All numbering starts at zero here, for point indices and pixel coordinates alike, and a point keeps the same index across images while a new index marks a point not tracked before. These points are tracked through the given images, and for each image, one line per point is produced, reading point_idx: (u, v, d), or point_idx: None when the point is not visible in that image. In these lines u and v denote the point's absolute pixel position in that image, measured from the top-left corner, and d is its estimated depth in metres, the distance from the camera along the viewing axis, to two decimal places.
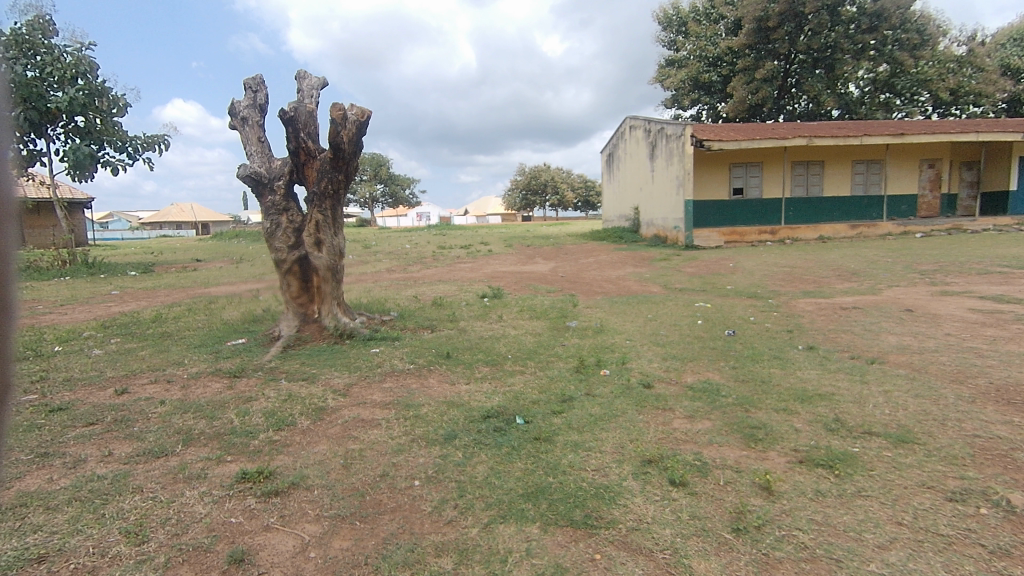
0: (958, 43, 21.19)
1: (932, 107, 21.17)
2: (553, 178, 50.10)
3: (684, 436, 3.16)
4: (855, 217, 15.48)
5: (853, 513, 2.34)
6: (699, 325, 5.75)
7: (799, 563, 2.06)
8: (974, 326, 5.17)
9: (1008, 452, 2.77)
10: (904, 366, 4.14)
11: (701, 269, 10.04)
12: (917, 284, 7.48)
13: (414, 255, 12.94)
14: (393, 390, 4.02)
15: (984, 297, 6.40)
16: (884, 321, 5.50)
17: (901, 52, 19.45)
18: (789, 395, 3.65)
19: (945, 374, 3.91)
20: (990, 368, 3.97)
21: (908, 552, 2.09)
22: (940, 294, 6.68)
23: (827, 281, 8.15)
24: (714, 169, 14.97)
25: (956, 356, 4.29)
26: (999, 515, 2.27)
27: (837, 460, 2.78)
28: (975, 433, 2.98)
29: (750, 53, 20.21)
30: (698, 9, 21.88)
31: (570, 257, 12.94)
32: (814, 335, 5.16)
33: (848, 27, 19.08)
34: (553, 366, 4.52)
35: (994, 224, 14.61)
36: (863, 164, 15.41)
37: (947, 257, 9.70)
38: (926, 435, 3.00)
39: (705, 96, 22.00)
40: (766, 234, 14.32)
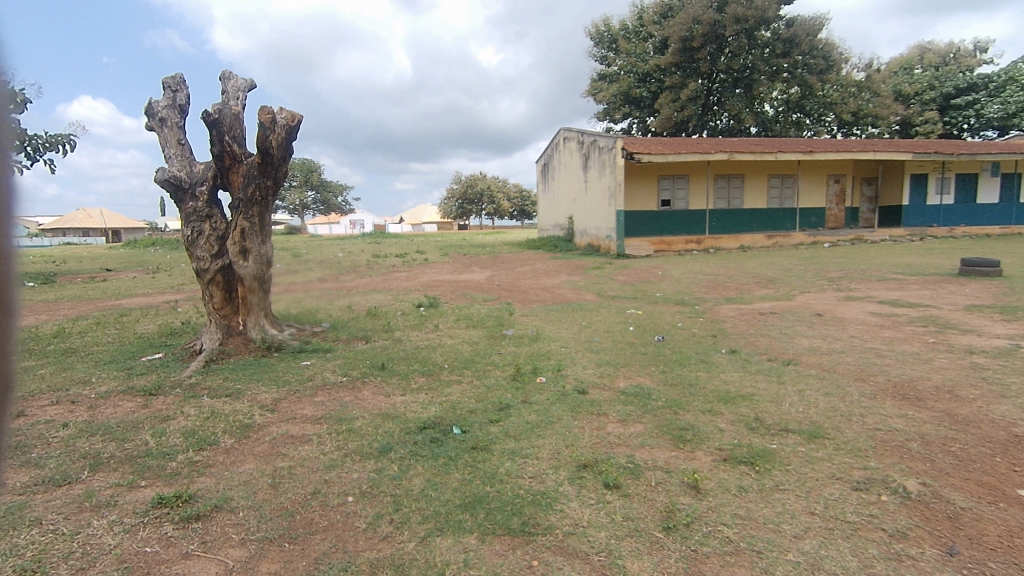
0: (858, 69, 23.16)
1: (837, 126, 23.00)
2: (489, 187, 50.28)
3: (617, 439, 3.25)
4: (771, 227, 16.53)
5: (773, 506, 2.49)
6: (631, 332, 5.94)
7: (724, 556, 2.16)
8: (874, 328, 5.64)
9: (903, 442, 3.03)
10: (814, 366, 4.46)
11: (632, 277, 10.39)
12: (826, 290, 8.07)
13: (347, 264, 12.61)
14: (324, 404, 3.89)
15: (883, 301, 7.00)
16: (797, 325, 5.90)
17: (810, 76, 20.80)
18: (714, 397, 3.84)
19: (850, 373, 4.24)
20: (887, 366, 4.35)
21: (821, 540, 2.24)
22: (846, 299, 7.26)
23: (747, 288, 8.65)
24: (643, 181, 15.57)
25: (859, 356, 4.67)
26: (897, 501, 2.48)
27: (757, 457, 2.94)
28: (877, 427, 3.25)
29: (677, 71, 21.21)
30: (628, 27, 22.84)
31: (506, 266, 13.02)
32: (736, 339, 5.46)
33: (764, 51, 20.50)
34: (489, 375, 4.54)
35: (890, 235, 16.01)
36: (778, 178, 16.51)
37: (851, 265, 10.53)
38: (835, 430, 3.24)
39: (635, 110, 22.90)
40: (692, 243, 14.98)
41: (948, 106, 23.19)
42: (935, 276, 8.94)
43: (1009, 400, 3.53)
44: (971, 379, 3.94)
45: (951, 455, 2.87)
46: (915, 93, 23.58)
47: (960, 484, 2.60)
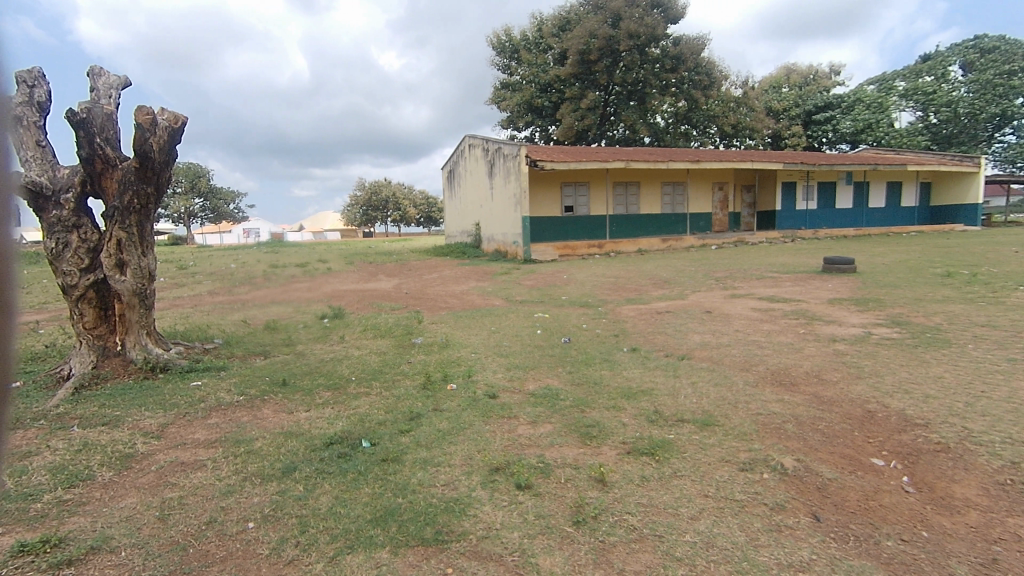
0: (736, 87, 25.36)
1: (719, 138, 25.00)
2: (394, 195, 49.30)
3: (528, 440, 3.32)
4: (665, 231, 17.63)
5: (672, 492, 2.66)
6: (539, 335, 6.09)
7: (629, 544, 2.28)
8: (755, 322, 6.20)
9: (781, 424, 3.37)
10: (706, 359, 4.82)
11: (539, 282, 10.64)
12: (714, 289, 8.75)
13: (241, 275, 11.83)
14: (219, 426, 3.63)
15: (762, 298, 7.72)
16: (690, 322, 6.35)
17: (695, 91, 22.54)
18: (617, 394, 4.03)
19: (736, 364, 4.63)
20: (767, 356, 4.81)
21: (713, 519, 2.43)
22: (731, 297, 7.91)
23: (645, 289, 9.17)
24: (546, 188, 16.00)
25: (743, 348, 5.11)
26: (777, 477, 2.75)
27: (657, 447, 3.14)
28: (758, 411, 3.57)
29: (576, 83, 22.08)
30: (528, 38, 23.45)
31: (413, 273, 12.84)
32: (636, 338, 5.78)
33: (654, 66, 21.85)
34: (399, 385, 4.45)
35: (767, 237, 17.63)
36: (669, 186, 17.66)
37: (735, 265, 11.48)
38: (723, 416, 3.53)
39: (537, 119, 23.53)
40: (594, 247, 15.59)
41: (810, 122, 26.04)
42: (805, 274, 9.97)
43: (864, 380, 4.03)
44: (834, 364, 4.45)
45: (820, 433, 3.22)
46: (784, 109, 26.22)
47: (828, 457, 2.92)
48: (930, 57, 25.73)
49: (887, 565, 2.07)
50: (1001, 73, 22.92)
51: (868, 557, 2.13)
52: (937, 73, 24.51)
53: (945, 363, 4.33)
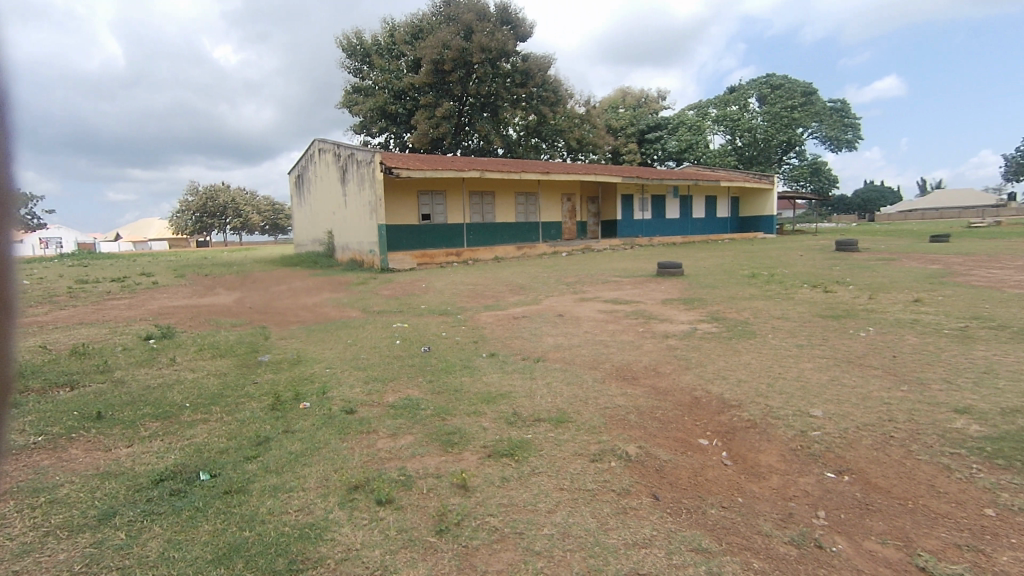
0: (579, 105, 27.28)
1: (566, 152, 26.65)
2: (233, 200, 45.01)
3: (389, 454, 3.24)
4: (519, 239, 18.34)
5: (530, 489, 2.78)
6: (397, 345, 5.98)
7: (492, 545, 2.34)
8: (601, 323, 6.71)
9: (625, 415, 3.68)
10: (559, 360, 5.11)
11: (397, 291, 10.45)
12: (565, 293, 9.30)
13: (36, 294, 9.94)
14: (9, 475, 3.02)
15: (607, 300, 8.38)
16: (544, 325, 6.68)
17: (543, 106, 23.83)
18: (477, 399, 4.11)
19: (585, 363, 4.98)
20: (612, 353, 5.24)
21: (568, 510, 2.58)
22: (580, 300, 8.48)
23: (501, 295, 9.45)
24: (402, 196, 15.77)
25: (592, 348, 5.51)
26: (622, 465, 3.00)
27: (515, 447, 3.26)
28: (606, 405, 3.87)
29: (430, 91, 22.13)
30: (380, 43, 23.01)
31: (258, 286, 11.85)
32: (494, 343, 5.94)
33: (505, 80, 22.69)
34: (243, 408, 4.08)
35: (610, 245, 19.15)
36: (522, 196, 18.42)
37: (583, 271, 12.32)
38: (575, 413, 3.76)
39: (391, 126, 23.13)
40: (452, 255, 15.69)
41: (644, 140, 28.93)
42: (642, 277, 11.03)
43: (691, 370, 4.57)
44: (667, 358, 4.99)
45: (657, 420, 3.58)
46: (621, 127, 28.77)
47: (664, 442, 3.26)
48: (734, 89, 29.94)
49: (711, 531, 2.37)
50: (787, 107, 27.54)
51: (697, 526, 2.41)
52: (740, 103, 28.71)
53: (752, 351, 5.07)
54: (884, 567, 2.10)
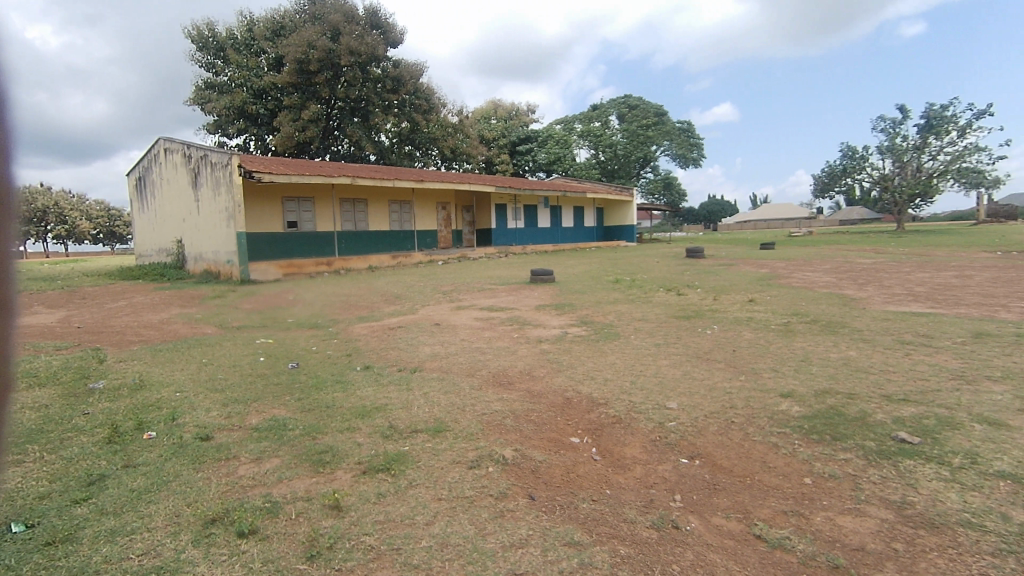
0: (453, 114, 27.35)
1: (440, 160, 26.57)
2: (53, 204, 38.72)
3: (252, 480, 3.00)
4: (394, 248, 17.96)
5: (406, 503, 2.73)
6: (261, 363, 5.55)
7: (367, 565, 2.25)
8: (477, 330, 6.79)
9: (502, 420, 3.75)
10: (436, 369, 5.08)
11: (260, 304, 9.73)
12: (441, 302, 9.29)
13: None
14: None
15: (483, 308, 8.51)
16: (421, 335, 6.61)
17: (416, 114, 23.59)
18: (351, 415, 3.95)
19: (463, 370, 5.00)
20: (488, 360, 5.33)
21: (446, 520, 2.57)
22: (457, 308, 8.52)
23: (375, 306, 9.17)
24: (265, 202, 14.70)
25: (468, 355, 5.55)
26: (499, 469, 3.05)
27: (393, 461, 3.18)
28: (483, 412, 3.92)
29: (294, 92, 20.93)
30: (236, 37, 21.34)
31: (89, 302, 10.33)
32: (368, 355, 5.75)
33: (376, 85, 22.16)
34: (71, 444, 3.52)
35: (485, 253, 19.43)
36: (395, 204, 18.07)
37: (460, 279, 12.39)
38: (453, 421, 3.76)
39: (251, 126, 21.50)
40: (322, 265, 14.92)
41: (515, 152, 29.88)
42: (516, 284, 11.36)
43: (562, 373, 4.78)
44: (541, 362, 5.18)
45: (532, 423, 3.70)
46: (494, 138, 29.36)
47: (538, 443, 3.38)
48: (597, 107, 32.00)
49: (583, 524, 2.49)
50: (642, 125, 30.02)
51: (570, 521, 2.53)
52: (602, 120, 30.75)
53: (616, 352, 5.45)
54: (729, 539, 2.35)
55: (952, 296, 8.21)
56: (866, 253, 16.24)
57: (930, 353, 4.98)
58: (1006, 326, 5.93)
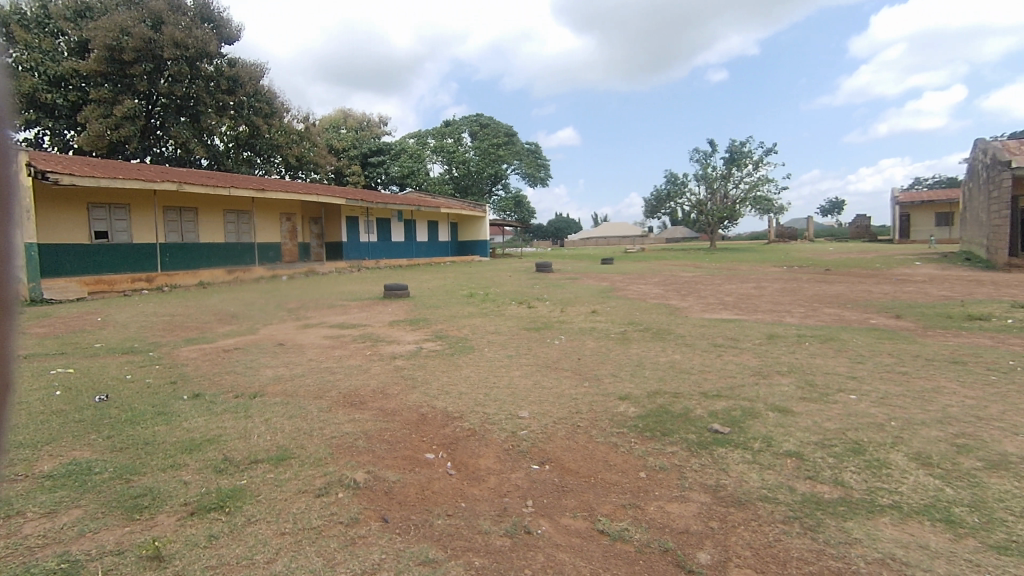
0: (298, 120, 25.72)
1: (284, 168, 24.84)
2: None
3: (43, 540, 2.50)
4: (230, 262, 16.37)
5: (243, 542, 2.48)
6: (58, 397, 4.68)
7: None
8: (326, 349, 6.43)
9: (353, 442, 3.59)
10: (279, 394, 4.70)
11: (56, 328, 8.23)
12: (285, 320, 8.66)
13: None
14: None
15: (332, 325, 8.09)
16: (261, 357, 6.09)
17: (256, 117, 21.86)
18: (176, 450, 3.50)
19: (310, 393, 4.69)
20: (338, 380, 5.06)
21: (291, 555, 2.39)
22: (303, 327, 8.00)
23: (207, 326, 8.26)
24: (64, 208, 12.52)
25: (316, 376, 5.22)
26: (349, 494, 2.91)
27: (228, 497, 2.88)
28: (333, 435, 3.72)
29: (103, 83, 18.33)
30: (25, 13, 18.17)
31: None
32: (198, 382, 5.15)
33: (208, 83, 20.20)
34: None
35: (335, 268, 18.51)
36: (231, 214, 16.52)
37: (307, 295, 11.68)
38: (298, 448, 3.51)
39: (45, 118, 18.31)
40: (140, 281, 13.08)
41: (366, 163, 29.14)
42: (368, 300, 11.02)
43: (417, 389, 4.72)
44: (395, 379, 5.06)
45: (385, 442, 3.60)
46: (343, 148, 28.27)
47: (391, 462, 3.29)
48: (449, 123, 32.49)
49: (437, 540, 2.48)
50: (493, 144, 31.08)
51: (424, 539, 2.49)
52: (454, 137, 31.30)
53: (470, 365, 5.53)
54: (575, 537, 2.50)
55: (751, 304, 9.67)
56: (686, 268, 18.44)
57: (736, 353, 5.81)
58: (790, 328, 7.14)
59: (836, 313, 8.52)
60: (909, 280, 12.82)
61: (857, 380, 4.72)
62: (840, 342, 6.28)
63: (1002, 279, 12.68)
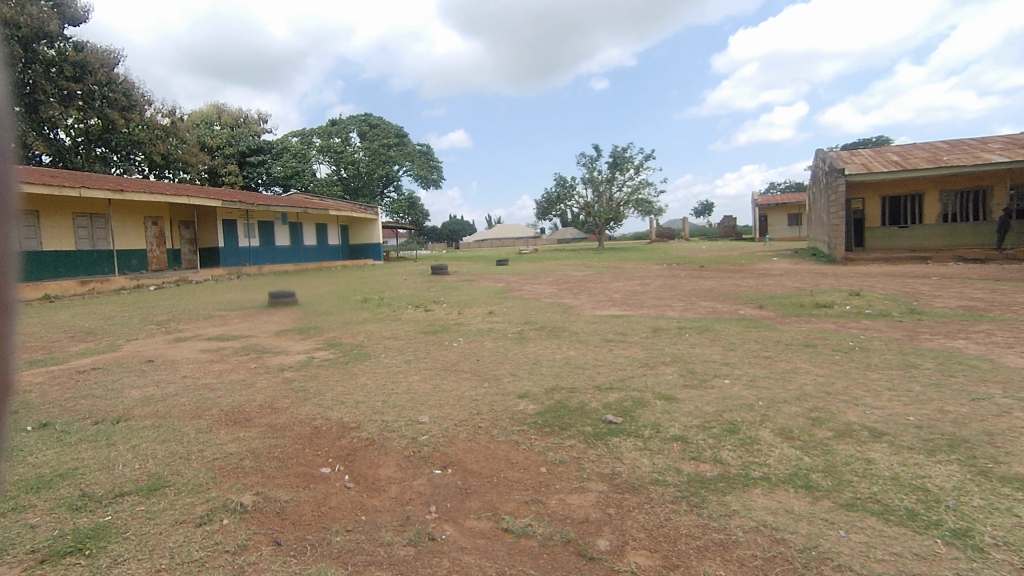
0: (162, 115, 23.34)
1: (147, 167, 22.47)
2: None
3: None
4: (83, 272, 14.50)
5: None
6: None
7: None
8: (204, 364, 5.90)
9: (238, 463, 3.32)
10: (149, 416, 4.23)
11: None
12: (153, 334, 7.82)
13: None
14: None
15: (209, 338, 7.44)
16: (125, 376, 5.44)
17: (111, 110, 19.58)
18: (19, 490, 3.02)
19: (185, 413, 4.26)
20: (220, 397, 4.65)
21: None
22: (175, 341, 7.27)
23: (56, 345, 7.24)
24: None
25: (193, 395, 4.76)
26: (236, 519, 2.69)
27: (87, 538, 2.53)
28: (214, 457, 3.42)
29: None
30: None
31: None
32: (46, 410, 4.48)
33: (47, 69, 17.78)
34: None
35: (211, 276, 17.04)
36: (84, 218, 14.66)
37: (178, 306, 10.65)
38: (174, 474, 3.18)
39: None
40: None
41: (245, 163, 27.18)
42: (251, 308, 10.28)
43: (309, 401, 4.47)
44: (284, 392, 4.75)
45: (274, 459, 3.37)
46: (217, 146, 26.10)
47: (283, 481, 3.09)
48: (335, 122, 31.21)
49: (337, 558, 2.37)
50: (384, 145, 30.30)
51: (322, 557, 2.37)
52: (342, 136, 30.12)
53: (366, 373, 5.34)
54: (480, 538, 2.50)
55: (637, 300, 10.27)
56: (576, 268, 19.18)
57: (625, 346, 6.16)
58: (671, 322, 7.68)
59: (710, 305, 9.31)
60: (767, 274, 14.34)
61: (730, 365, 5.21)
62: (715, 332, 6.87)
63: (840, 271, 14.58)
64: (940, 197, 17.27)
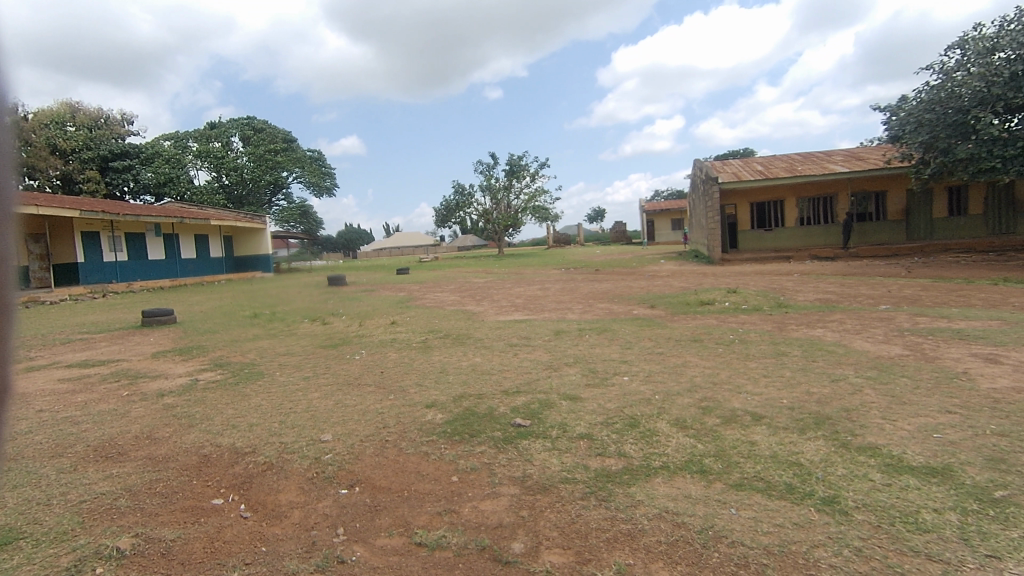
0: None
1: None
2: None
3: None
4: None
5: None
6: None
7: None
8: (63, 396, 5.17)
9: (111, 504, 2.95)
10: None
11: None
12: None
13: None
14: None
15: (69, 365, 6.55)
16: None
17: None
18: None
19: (42, 453, 3.71)
20: (85, 431, 4.11)
21: None
22: (25, 371, 6.31)
23: None
24: None
25: (52, 431, 4.16)
26: (112, 566, 2.39)
27: None
28: (82, 499, 3.02)
29: None
30: None
31: None
32: None
33: None
34: None
35: (69, 295, 15.12)
36: None
37: (27, 331, 9.27)
38: (29, 525, 2.76)
39: None
40: None
41: (107, 168, 24.45)
42: (119, 330, 9.22)
43: (195, 427, 4.09)
44: (165, 420, 4.30)
45: (156, 496, 3.04)
46: (72, 149, 23.23)
47: (168, 518, 2.79)
48: (214, 125, 28.94)
49: None
50: (270, 150, 28.56)
51: None
52: (222, 140, 27.97)
53: (260, 393, 4.98)
54: (392, 556, 2.42)
55: (539, 304, 10.51)
56: (478, 274, 19.24)
57: (529, 350, 6.28)
58: (572, 324, 7.95)
59: (606, 307, 9.75)
60: (656, 275, 15.31)
61: (628, 363, 5.50)
62: (612, 331, 7.21)
63: (719, 271, 15.91)
64: (797, 203, 19.41)
